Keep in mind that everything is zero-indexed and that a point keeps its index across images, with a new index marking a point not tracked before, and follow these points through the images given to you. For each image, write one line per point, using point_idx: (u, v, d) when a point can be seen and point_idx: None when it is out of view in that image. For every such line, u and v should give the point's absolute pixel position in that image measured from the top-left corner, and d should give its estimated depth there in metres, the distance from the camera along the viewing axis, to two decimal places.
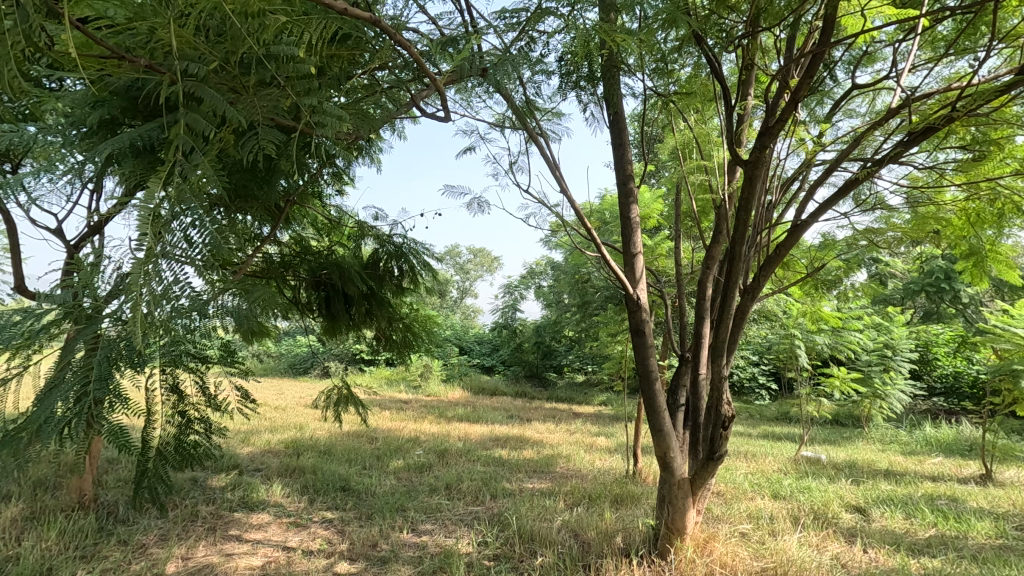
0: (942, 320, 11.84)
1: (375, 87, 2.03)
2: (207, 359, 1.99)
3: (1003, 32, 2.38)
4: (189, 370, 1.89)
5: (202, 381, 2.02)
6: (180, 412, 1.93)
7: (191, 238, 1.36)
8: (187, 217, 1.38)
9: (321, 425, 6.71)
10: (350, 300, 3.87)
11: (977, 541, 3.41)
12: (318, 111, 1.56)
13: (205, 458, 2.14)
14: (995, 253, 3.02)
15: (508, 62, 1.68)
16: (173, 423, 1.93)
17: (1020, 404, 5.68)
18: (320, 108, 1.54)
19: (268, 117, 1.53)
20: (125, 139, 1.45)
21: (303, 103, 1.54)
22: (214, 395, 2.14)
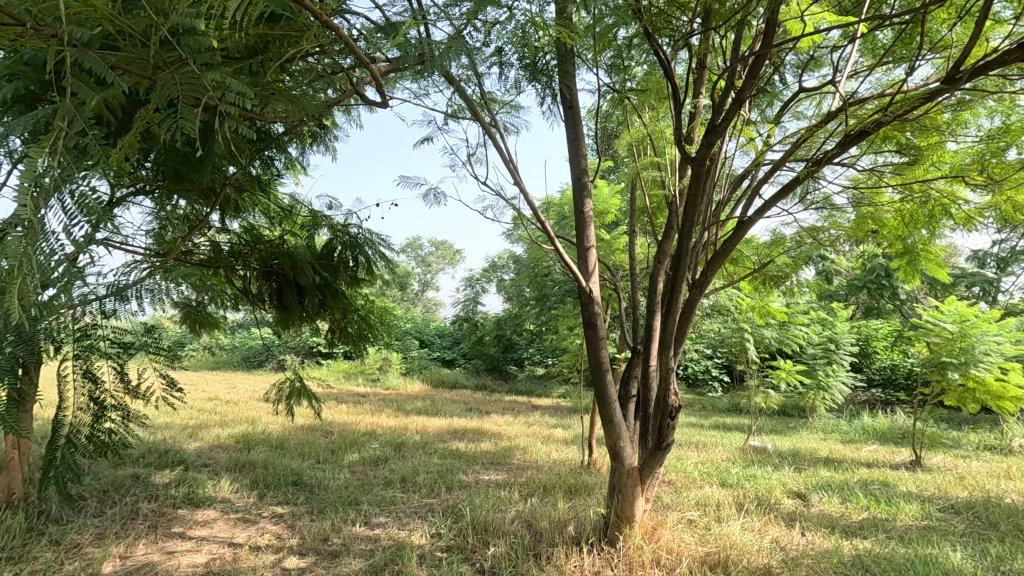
0: (881, 315, 12.47)
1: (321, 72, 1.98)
2: (128, 347, 2.22)
3: (935, 43, 2.52)
4: (104, 359, 2.15)
5: (121, 370, 2.23)
6: (94, 399, 2.14)
7: (66, 208, 1.31)
8: (72, 191, 1.34)
9: (274, 419, 6.55)
10: (302, 291, 3.73)
11: (904, 523, 3.63)
12: (221, 87, 1.46)
13: (125, 447, 2.29)
14: (927, 253, 3.23)
15: (456, 48, 1.65)
16: (90, 411, 2.15)
17: (947, 395, 6.05)
18: (239, 90, 1.47)
19: (187, 97, 1.45)
20: (33, 116, 1.40)
21: (227, 85, 1.47)
22: (137, 384, 2.28)
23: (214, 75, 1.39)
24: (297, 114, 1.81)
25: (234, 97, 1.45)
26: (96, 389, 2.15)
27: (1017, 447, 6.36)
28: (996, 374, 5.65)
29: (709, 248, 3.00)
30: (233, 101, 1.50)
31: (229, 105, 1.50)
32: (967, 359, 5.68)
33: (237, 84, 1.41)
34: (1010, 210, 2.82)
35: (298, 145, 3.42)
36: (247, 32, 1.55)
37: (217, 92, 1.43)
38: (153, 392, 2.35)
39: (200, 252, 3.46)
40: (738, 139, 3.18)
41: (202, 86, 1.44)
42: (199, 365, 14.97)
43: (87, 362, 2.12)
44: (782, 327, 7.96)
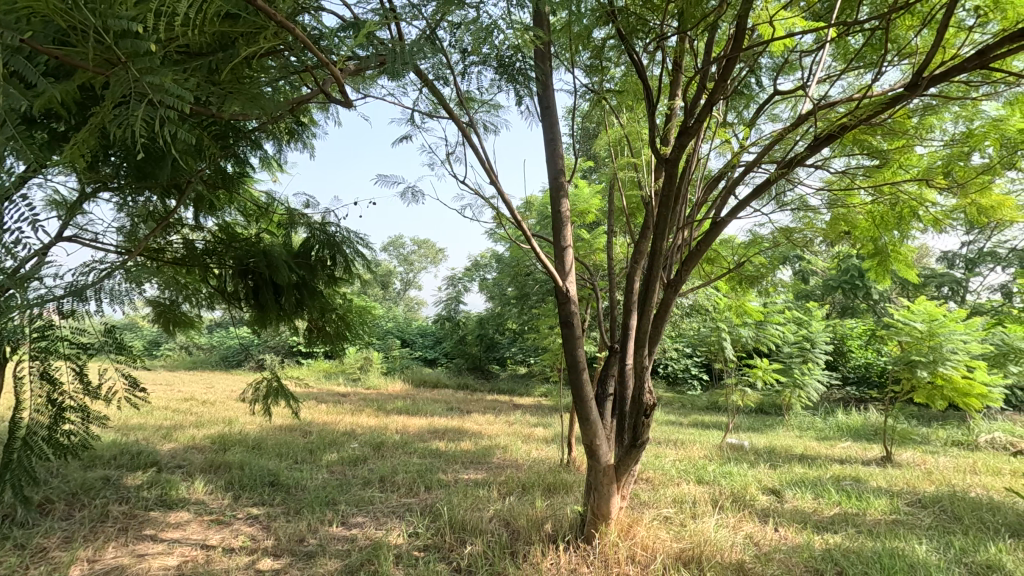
0: (856, 314, 12.71)
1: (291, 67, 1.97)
2: (86, 348, 2.32)
3: (902, 48, 2.58)
4: (63, 360, 2.26)
5: (79, 370, 2.34)
6: (51, 402, 2.28)
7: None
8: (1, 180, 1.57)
9: (251, 419, 6.47)
10: (279, 289, 3.68)
11: (874, 517, 3.71)
12: (163, 90, 1.43)
13: (83, 449, 2.43)
14: (897, 253, 3.31)
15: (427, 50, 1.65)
16: (47, 414, 2.29)
17: (917, 392, 6.19)
18: (181, 92, 1.44)
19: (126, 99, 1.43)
20: None
21: (167, 88, 1.44)
22: (94, 386, 2.41)
23: (153, 79, 1.38)
24: (252, 113, 1.80)
25: (174, 100, 1.43)
26: (52, 390, 2.28)
27: (983, 443, 6.55)
28: (962, 371, 5.82)
29: (685, 249, 3.03)
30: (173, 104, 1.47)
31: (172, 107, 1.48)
32: (936, 357, 5.84)
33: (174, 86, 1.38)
34: (976, 212, 2.92)
35: (274, 143, 3.39)
36: (198, 30, 1.53)
37: (157, 95, 1.41)
38: (114, 392, 2.47)
39: (174, 251, 3.41)
40: (713, 140, 3.23)
41: (141, 88, 1.42)
42: (176, 365, 14.69)
43: (43, 364, 2.22)
44: (758, 327, 8.08)
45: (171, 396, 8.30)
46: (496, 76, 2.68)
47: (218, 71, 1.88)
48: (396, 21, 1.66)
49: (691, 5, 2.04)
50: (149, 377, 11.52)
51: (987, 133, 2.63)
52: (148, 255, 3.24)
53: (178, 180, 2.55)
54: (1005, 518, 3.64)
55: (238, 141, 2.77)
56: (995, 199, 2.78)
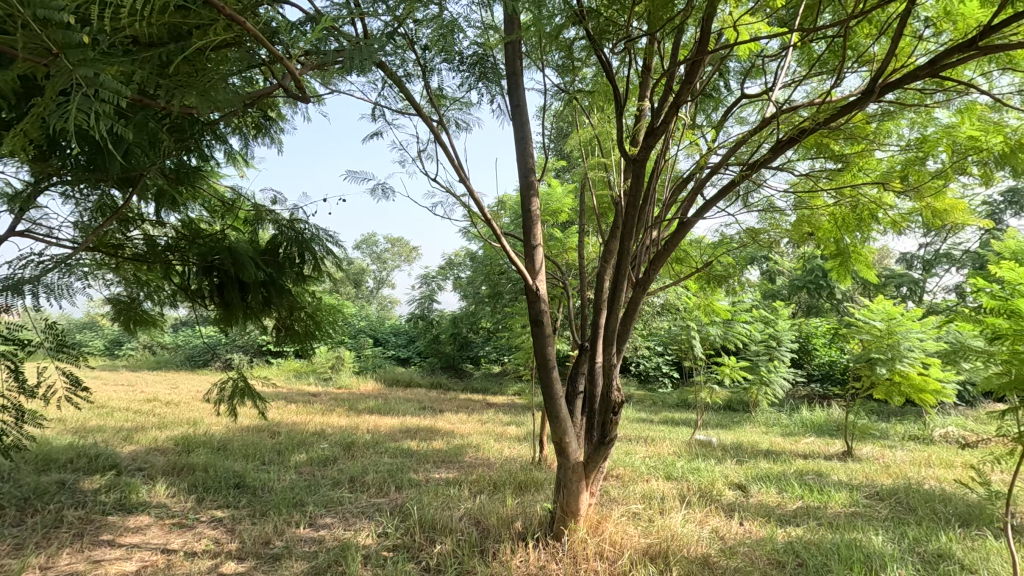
0: (821, 313, 13.11)
1: (250, 60, 1.92)
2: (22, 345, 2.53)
3: (861, 55, 2.67)
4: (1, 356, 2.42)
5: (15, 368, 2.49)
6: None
7: None
8: None
9: (217, 420, 6.32)
10: (245, 287, 3.59)
11: (834, 510, 3.83)
12: (96, 84, 1.38)
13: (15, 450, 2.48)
14: (858, 254, 3.41)
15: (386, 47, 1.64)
16: None
17: (876, 388, 6.41)
18: (115, 87, 1.39)
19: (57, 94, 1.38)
20: None
21: (101, 82, 1.39)
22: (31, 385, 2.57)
23: (85, 71, 1.32)
24: (206, 107, 1.76)
25: (110, 95, 1.38)
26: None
27: (937, 437, 6.81)
28: (918, 368, 6.04)
29: (652, 249, 3.08)
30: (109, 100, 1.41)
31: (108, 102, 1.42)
32: (893, 354, 6.06)
33: (108, 81, 1.33)
34: (930, 216, 3.02)
35: (240, 137, 3.32)
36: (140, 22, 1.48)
37: (90, 90, 1.36)
38: (53, 391, 2.65)
39: (134, 246, 3.29)
40: (682, 141, 3.28)
41: (73, 81, 1.36)
42: (139, 365, 14.23)
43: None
44: (726, 325, 8.25)
45: (132, 397, 8.03)
46: (468, 74, 2.68)
47: (171, 64, 1.83)
48: (358, 17, 1.64)
49: (660, 6, 2.05)
50: (110, 378, 11.14)
51: (940, 139, 2.75)
52: (106, 250, 3.13)
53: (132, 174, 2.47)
54: (956, 508, 3.79)
55: (197, 135, 2.71)
56: (948, 202, 2.88)
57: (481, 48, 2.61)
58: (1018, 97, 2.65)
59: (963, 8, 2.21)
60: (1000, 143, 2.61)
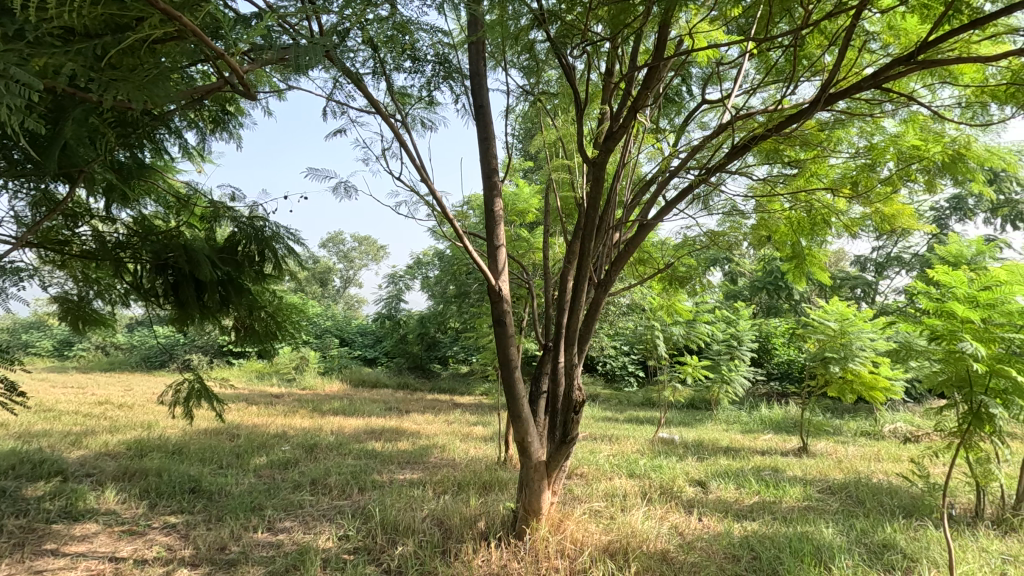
0: (780, 314, 13.52)
1: (197, 52, 1.89)
2: None
3: (813, 65, 2.77)
4: None
5: None
6: None
7: None
8: None
9: (172, 423, 6.11)
10: (202, 286, 3.47)
11: (788, 504, 3.96)
12: (7, 77, 1.38)
13: None
14: (812, 257, 3.54)
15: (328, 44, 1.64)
16: None
17: (830, 386, 6.64)
18: (26, 80, 1.38)
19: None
20: None
21: (14, 75, 1.39)
22: None
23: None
24: (143, 101, 1.73)
25: (21, 87, 1.37)
26: None
27: (886, 432, 7.12)
28: (869, 367, 6.29)
29: (613, 250, 3.12)
30: (22, 92, 1.40)
31: (22, 93, 1.42)
32: (846, 353, 6.30)
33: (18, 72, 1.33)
34: (880, 220, 3.17)
35: (195, 132, 3.25)
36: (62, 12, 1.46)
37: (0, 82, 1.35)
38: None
39: (82, 242, 3.16)
40: (644, 145, 3.35)
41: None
42: (91, 367, 13.64)
43: None
44: (689, 325, 8.42)
45: (82, 400, 7.68)
46: (432, 72, 2.68)
47: (112, 56, 1.80)
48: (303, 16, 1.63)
49: (620, 11, 2.08)
50: (59, 380, 10.62)
51: (886, 148, 2.88)
52: (52, 248, 3.03)
53: (72, 170, 2.36)
54: (901, 500, 3.96)
55: (145, 129, 2.63)
56: (897, 207, 3.03)
57: (445, 49, 2.60)
58: (957, 109, 2.79)
59: (905, 23, 2.35)
60: (941, 152, 2.75)
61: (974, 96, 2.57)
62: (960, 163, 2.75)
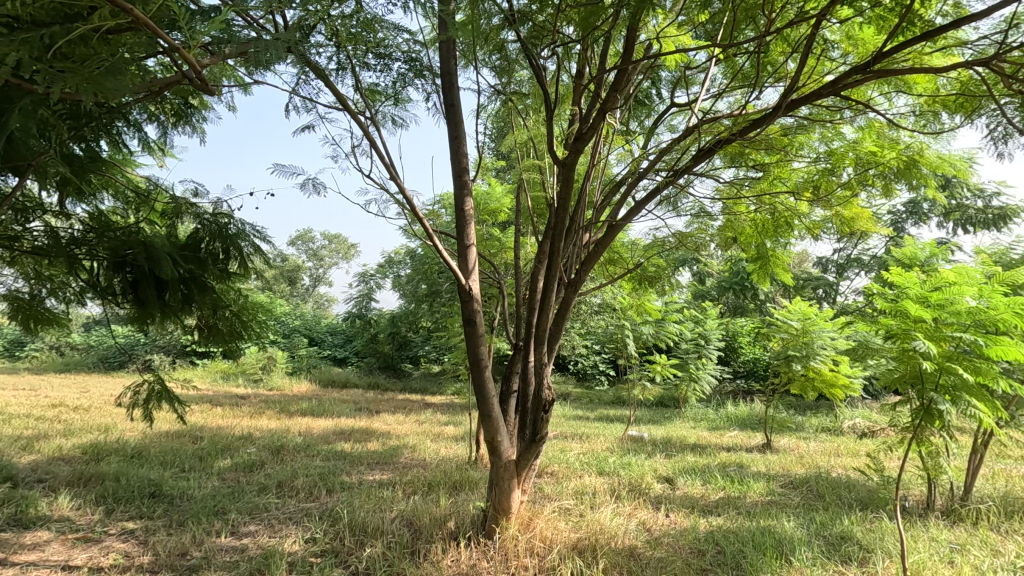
0: (746, 313, 13.87)
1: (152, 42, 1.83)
2: None
3: (778, 72, 2.85)
4: None
5: None
6: None
7: None
8: None
9: (131, 426, 5.91)
10: (163, 284, 3.35)
11: (751, 499, 4.06)
12: None
13: None
14: (776, 259, 3.64)
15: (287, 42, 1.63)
16: None
17: (792, 384, 6.83)
18: None
19: None
20: None
21: None
22: None
23: None
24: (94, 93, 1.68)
25: None
26: None
27: (845, 428, 7.37)
28: (829, 365, 6.49)
29: (583, 251, 3.15)
30: None
31: None
32: (808, 352, 6.49)
33: None
34: (840, 223, 3.27)
35: (156, 125, 3.15)
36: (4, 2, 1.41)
37: None
38: None
39: (33, 238, 3.06)
40: (615, 146, 3.39)
41: None
42: (44, 368, 13.08)
43: None
44: (658, 324, 8.56)
45: (34, 403, 7.37)
46: (402, 70, 2.66)
47: (57, 44, 1.73)
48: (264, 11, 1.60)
49: (589, 14, 2.08)
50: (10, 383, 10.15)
51: (846, 153, 2.98)
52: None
53: (19, 164, 2.26)
54: (858, 493, 4.11)
55: (99, 120, 2.55)
56: (856, 210, 3.14)
57: (416, 47, 2.58)
58: (911, 117, 2.91)
59: (862, 33, 2.45)
60: (896, 158, 2.86)
61: (927, 105, 2.68)
62: (914, 168, 2.87)
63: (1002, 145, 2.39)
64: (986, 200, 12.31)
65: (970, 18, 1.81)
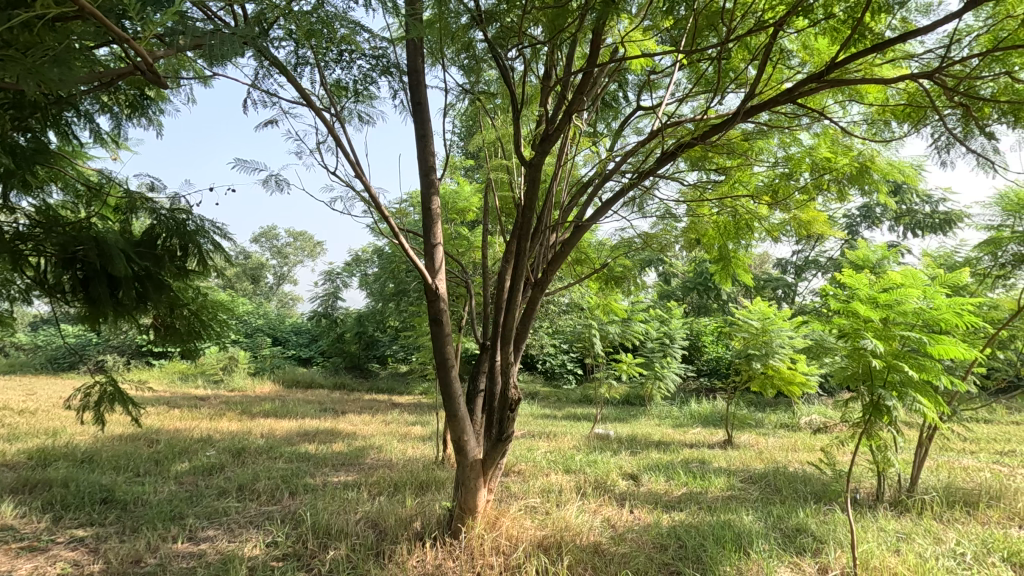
0: (709, 313, 14.21)
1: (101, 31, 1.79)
2: None
3: (739, 79, 2.94)
4: None
5: None
6: None
7: None
8: None
9: (82, 429, 5.67)
10: (116, 282, 3.21)
11: (712, 494, 4.17)
12: None
13: None
14: (737, 260, 3.74)
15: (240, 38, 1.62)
16: None
17: (752, 381, 7.04)
18: None
19: None
20: None
21: None
22: None
23: None
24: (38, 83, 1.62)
25: None
26: None
27: (802, 424, 7.64)
28: (787, 363, 6.71)
29: (550, 251, 3.17)
30: None
31: None
32: (767, 350, 6.70)
33: None
34: (798, 226, 3.39)
35: (110, 116, 3.04)
36: None
37: None
38: None
39: None
40: (582, 148, 3.43)
41: None
42: None
43: None
44: (624, 323, 8.69)
45: None
46: (368, 67, 2.64)
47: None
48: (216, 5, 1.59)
49: (556, 16, 2.10)
50: None
51: (803, 158, 3.09)
52: None
53: None
54: (813, 487, 4.26)
55: (47, 110, 2.45)
56: (813, 214, 3.26)
57: (383, 44, 2.57)
58: (863, 125, 3.03)
59: (818, 43, 2.55)
60: (849, 164, 2.98)
61: (877, 114, 2.80)
62: (865, 174, 3.00)
63: (945, 153, 2.52)
64: (932, 205, 12.95)
65: (915, 32, 1.89)
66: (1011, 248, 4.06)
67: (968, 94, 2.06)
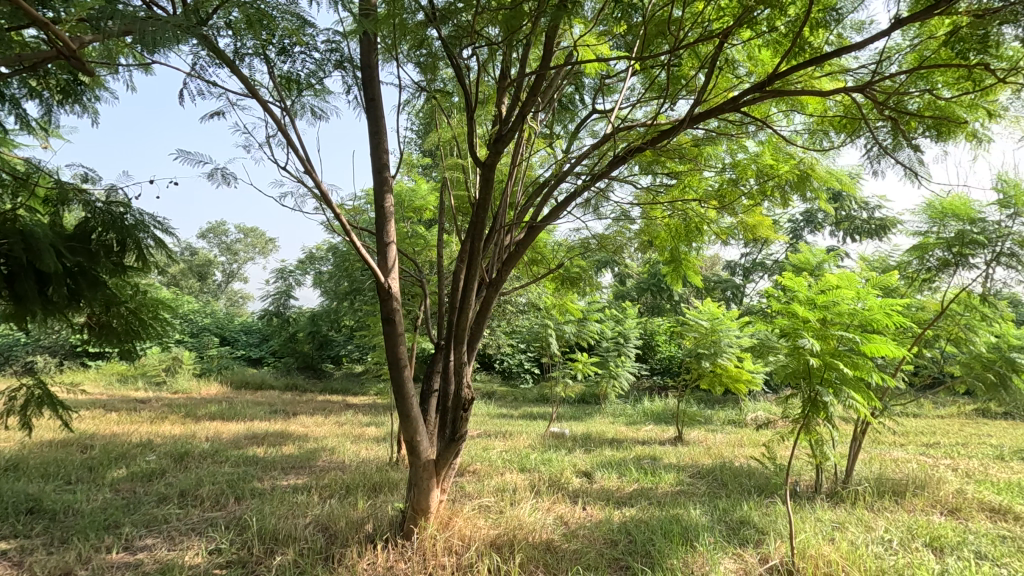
0: (663, 313, 14.60)
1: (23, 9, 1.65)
2: None
3: (689, 86, 3.03)
4: None
5: None
6: None
7: None
8: None
9: (7, 436, 5.30)
10: (44, 278, 3.02)
11: (662, 490, 4.28)
12: None
13: None
14: (688, 262, 3.85)
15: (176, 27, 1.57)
16: None
17: (701, 379, 7.27)
18: None
19: None
20: None
21: None
22: None
23: None
24: None
25: None
26: None
27: (748, 420, 7.94)
28: (734, 361, 6.97)
29: (505, 250, 3.17)
30: None
31: None
32: (716, 349, 6.94)
33: None
34: (745, 230, 3.52)
35: (38, 101, 2.87)
36: None
37: None
38: None
39: None
40: (538, 149, 3.45)
41: None
42: None
43: None
44: (580, 323, 8.82)
45: None
46: (320, 60, 2.60)
47: None
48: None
49: (509, 18, 2.09)
50: None
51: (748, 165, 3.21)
52: None
53: None
54: (756, 480, 4.44)
55: None
56: (758, 218, 3.39)
57: (336, 38, 2.54)
58: (804, 135, 3.18)
59: (762, 54, 2.66)
60: (791, 171, 3.12)
61: (817, 124, 2.94)
62: (806, 181, 3.14)
63: (877, 163, 2.65)
64: (869, 212, 13.71)
65: (849, 48, 1.99)
66: (937, 253, 4.35)
67: (897, 108, 2.18)
